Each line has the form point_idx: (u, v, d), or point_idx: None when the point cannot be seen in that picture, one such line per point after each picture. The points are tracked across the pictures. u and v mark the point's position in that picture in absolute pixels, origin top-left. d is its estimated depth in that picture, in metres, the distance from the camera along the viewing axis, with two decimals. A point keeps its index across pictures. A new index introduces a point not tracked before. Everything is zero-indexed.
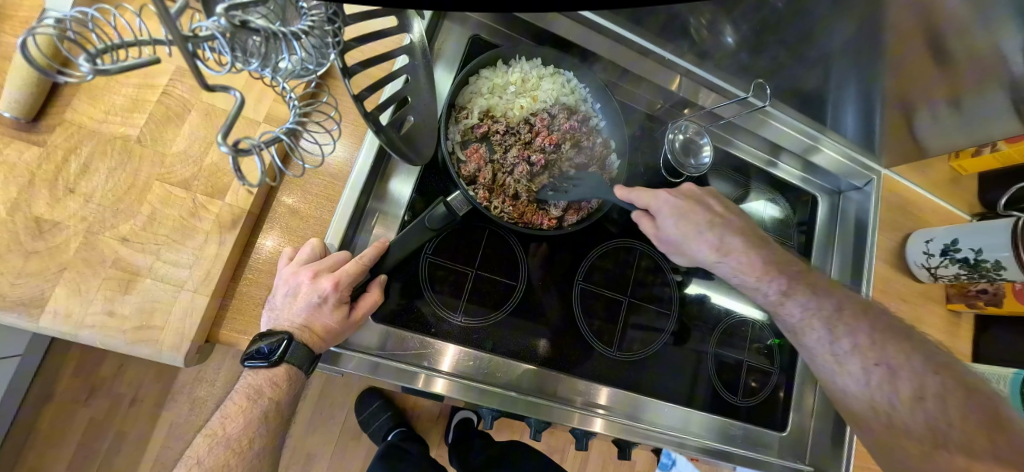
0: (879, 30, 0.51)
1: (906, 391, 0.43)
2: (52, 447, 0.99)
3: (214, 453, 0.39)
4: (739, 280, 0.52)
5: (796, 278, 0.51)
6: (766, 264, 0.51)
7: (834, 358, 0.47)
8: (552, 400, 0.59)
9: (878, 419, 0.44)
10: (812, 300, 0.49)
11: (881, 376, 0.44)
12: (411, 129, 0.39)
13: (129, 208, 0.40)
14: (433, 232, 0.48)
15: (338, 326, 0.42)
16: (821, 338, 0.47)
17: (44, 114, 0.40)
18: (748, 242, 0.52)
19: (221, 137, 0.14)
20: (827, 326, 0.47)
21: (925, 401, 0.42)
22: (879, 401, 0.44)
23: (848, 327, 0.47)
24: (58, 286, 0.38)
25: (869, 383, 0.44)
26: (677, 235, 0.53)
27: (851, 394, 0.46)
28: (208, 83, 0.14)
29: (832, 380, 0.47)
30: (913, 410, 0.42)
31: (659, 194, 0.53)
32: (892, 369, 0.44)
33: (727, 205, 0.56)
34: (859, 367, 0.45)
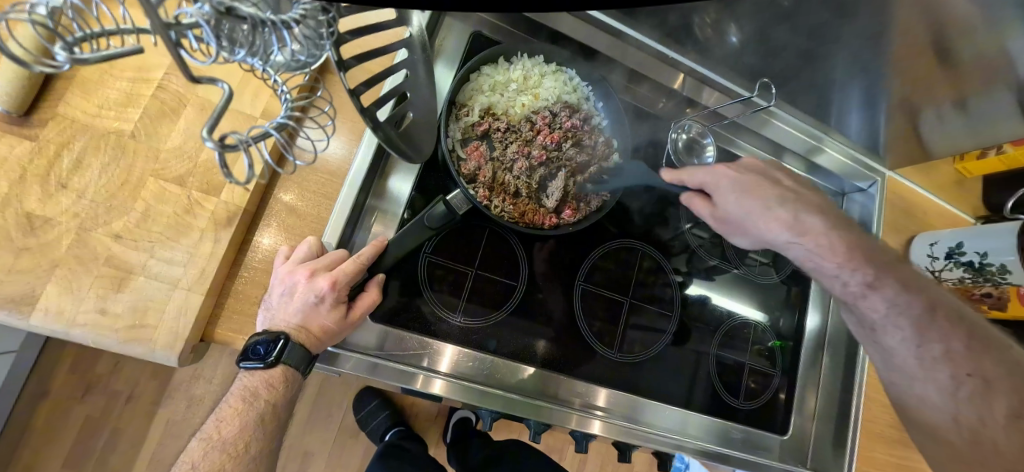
0: (888, 30, 0.50)
1: (1004, 410, 0.38)
2: (48, 444, 0.99)
3: (209, 458, 0.38)
4: (815, 265, 0.48)
5: (881, 265, 0.46)
6: (849, 248, 0.46)
7: (918, 361, 0.43)
8: (551, 401, 0.58)
9: (962, 435, 0.40)
10: (899, 292, 0.45)
11: (973, 388, 0.40)
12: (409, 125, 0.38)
13: (122, 204, 0.40)
14: (432, 231, 0.47)
15: (336, 326, 0.42)
16: (905, 339, 0.44)
17: (36, 108, 0.39)
18: (829, 221, 0.48)
19: (207, 131, 0.13)
20: (914, 324, 0.43)
21: (1021, 421, 0.38)
22: (966, 416, 0.40)
23: (936, 324, 0.43)
24: (49, 283, 0.37)
25: (959, 395, 0.41)
26: (740, 213, 0.50)
27: (932, 405, 0.42)
28: (193, 74, 0.13)
29: (912, 384, 0.44)
30: (1009, 431, 0.38)
31: (715, 170, 0.52)
32: (987, 382, 0.40)
33: (799, 183, 0.53)
34: (947, 376, 0.41)
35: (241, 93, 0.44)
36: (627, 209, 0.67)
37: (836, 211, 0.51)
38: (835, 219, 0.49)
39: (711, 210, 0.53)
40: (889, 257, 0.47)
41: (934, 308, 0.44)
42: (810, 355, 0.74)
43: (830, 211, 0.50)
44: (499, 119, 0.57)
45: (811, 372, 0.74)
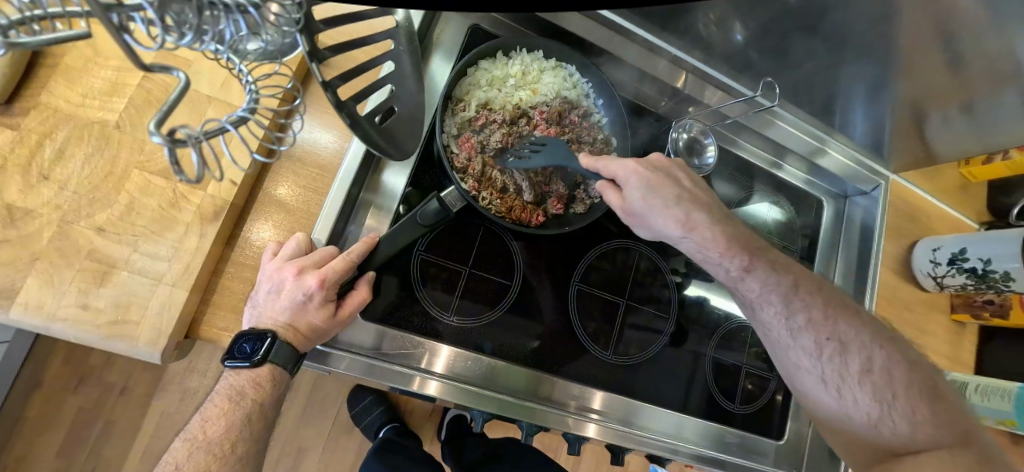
0: (894, 32, 0.49)
1: (857, 366, 0.43)
2: (40, 434, 0.98)
3: (194, 459, 0.37)
4: (701, 256, 0.46)
5: (755, 253, 0.46)
6: (729, 238, 0.45)
7: (789, 333, 0.45)
8: (546, 404, 0.58)
9: (829, 392, 0.45)
10: (772, 277, 0.45)
11: (833, 350, 0.44)
12: (395, 122, 0.36)
13: (106, 197, 0.39)
14: (425, 229, 0.46)
15: (324, 325, 0.41)
16: (777, 313, 0.45)
17: (18, 97, 0.38)
18: (713, 215, 0.46)
19: (154, 126, 0.12)
20: (786, 303, 0.45)
21: (872, 374, 0.43)
22: (831, 376, 0.44)
23: (805, 300, 0.45)
24: (30, 276, 0.36)
25: (824, 358, 0.44)
26: (642, 208, 0.46)
27: (804, 370, 0.46)
28: (141, 61, 0.12)
29: (787, 353, 0.46)
30: (862, 383, 0.43)
31: (626, 163, 0.46)
32: (843, 344, 0.44)
33: (695, 180, 0.49)
34: (811, 342, 0.44)
35: (226, 85, 0.43)
36: None
37: (721, 205, 0.49)
38: (713, 213, 0.46)
39: (619, 200, 0.48)
40: (761, 245, 0.47)
41: (797, 282, 0.46)
42: None
43: (711, 206, 0.47)
44: (495, 113, 0.56)
45: None
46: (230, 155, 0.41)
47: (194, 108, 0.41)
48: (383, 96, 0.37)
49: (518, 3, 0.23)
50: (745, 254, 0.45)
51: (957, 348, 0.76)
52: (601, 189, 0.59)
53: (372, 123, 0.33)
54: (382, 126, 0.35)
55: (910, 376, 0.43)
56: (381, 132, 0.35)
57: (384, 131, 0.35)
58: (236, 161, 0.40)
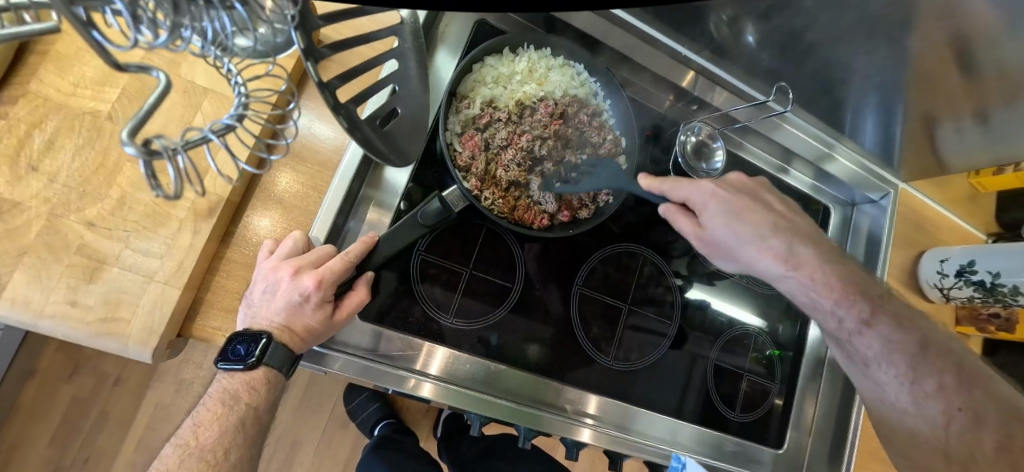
0: (909, 40, 0.48)
1: (992, 441, 0.38)
2: (34, 423, 0.98)
3: (185, 465, 0.36)
4: (809, 300, 0.47)
5: (875, 300, 0.46)
6: (841, 280, 0.46)
7: (908, 395, 0.43)
8: (541, 408, 0.57)
9: (953, 468, 0.39)
10: (896, 330, 0.45)
11: (961, 423, 0.40)
12: (397, 121, 0.35)
13: (96, 190, 0.38)
14: (425, 229, 0.45)
15: (320, 327, 0.40)
16: (895, 371, 0.43)
17: (7, 84, 0.37)
18: (822, 256, 0.48)
19: (128, 134, 0.10)
20: (909, 360, 0.43)
21: (1010, 452, 0.38)
22: (956, 450, 0.39)
23: (932, 361, 0.43)
24: (17, 271, 0.35)
25: (950, 428, 0.40)
26: (728, 237, 0.49)
27: (921, 438, 0.42)
28: (115, 61, 0.11)
29: (898, 417, 0.43)
30: (1000, 462, 0.37)
31: (702, 187, 0.50)
32: (977, 416, 0.40)
33: (787, 207, 0.52)
34: (939, 410, 0.41)
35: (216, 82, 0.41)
36: (631, 212, 0.65)
37: (829, 246, 0.50)
38: (822, 250, 0.48)
39: (697, 228, 0.51)
40: (879, 289, 0.48)
41: (925, 345, 0.44)
42: (810, 368, 0.73)
43: (820, 245, 0.49)
44: (500, 111, 0.54)
45: (810, 386, 0.72)
46: (215, 168, 0.39)
47: (190, 102, 0.40)
48: (387, 95, 0.36)
49: (518, 2, 0.22)
50: (861, 297, 0.46)
51: None
52: (608, 194, 0.57)
53: (371, 127, 0.30)
54: (382, 129, 0.32)
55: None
56: (380, 133, 0.32)
57: (386, 134, 0.33)
58: (222, 172, 0.39)
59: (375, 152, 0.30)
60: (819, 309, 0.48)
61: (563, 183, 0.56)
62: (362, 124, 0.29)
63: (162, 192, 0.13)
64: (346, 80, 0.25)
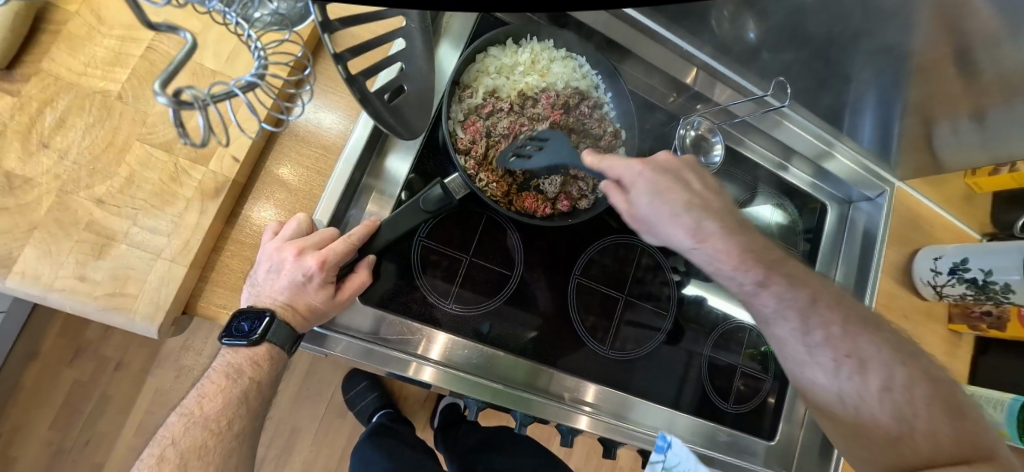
0: (909, 39, 0.48)
1: (876, 383, 0.40)
2: (35, 405, 0.99)
3: (191, 435, 0.37)
4: (713, 268, 0.45)
5: (772, 264, 0.44)
6: (742, 250, 0.43)
7: (806, 348, 0.43)
8: (539, 395, 0.57)
9: (846, 409, 0.42)
10: (788, 291, 0.43)
11: (851, 368, 0.41)
12: (403, 99, 0.35)
13: (106, 168, 0.38)
14: (427, 215, 0.45)
15: (323, 306, 0.41)
16: (794, 330, 0.43)
17: (19, 63, 0.38)
18: (725, 224, 0.44)
19: (160, 83, 0.11)
20: (803, 316, 0.43)
21: (892, 392, 0.40)
22: (849, 395, 0.41)
23: (823, 313, 0.43)
24: (27, 246, 0.36)
25: (840, 375, 0.41)
26: (649, 212, 0.44)
27: (819, 386, 0.43)
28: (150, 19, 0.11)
29: (801, 369, 0.44)
30: (881, 400, 0.40)
31: (632, 165, 0.44)
32: (863, 360, 0.41)
33: (705, 180, 0.47)
34: (830, 359, 0.42)
35: (229, 61, 0.42)
36: None
37: (732, 209, 0.47)
38: (718, 215, 0.44)
39: (626, 204, 0.46)
40: (779, 253, 0.46)
41: (815, 298, 0.43)
42: None
43: (719, 211, 0.45)
44: (502, 101, 0.55)
45: None
46: (236, 122, 0.41)
47: (199, 83, 0.41)
48: (393, 74, 0.36)
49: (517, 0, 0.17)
50: (759, 267, 0.43)
51: (952, 358, 0.77)
52: None
53: (381, 100, 0.32)
54: (390, 103, 0.33)
55: (928, 395, 0.39)
56: (389, 106, 0.33)
57: (393, 109, 0.34)
58: (243, 127, 0.41)
59: (384, 123, 0.32)
60: (729, 279, 0.44)
61: (516, 157, 0.51)
62: (373, 98, 0.30)
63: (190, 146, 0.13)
64: (359, 54, 0.25)
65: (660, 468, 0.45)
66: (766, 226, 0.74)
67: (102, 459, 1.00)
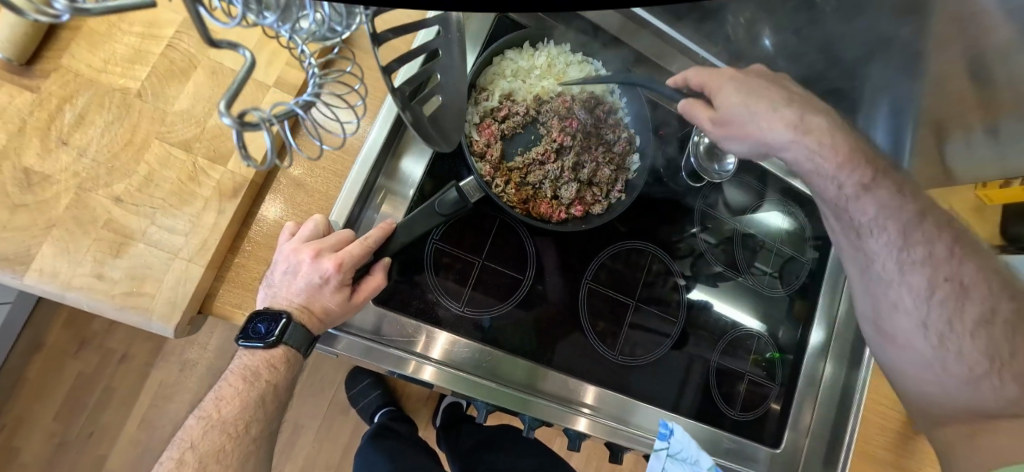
0: (925, 53, 0.48)
1: (972, 316, 0.40)
2: (40, 396, 0.99)
3: (209, 437, 0.38)
4: (811, 166, 0.44)
5: (881, 169, 0.44)
6: (849, 149, 0.43)
7: (899, 266, 0.43)
8: (540, 395, 0.57)
9: (930, 340, 0.42)
10: (895, 199, 0.43)
11: (947, 293, 0.41)
12: (438, 110, 0.33)
13: (124, 166, 0.38)
14: (442, 219, 0.44)
15: (338, 309, 0.40)
16: (890, 243, 0.43)
17: (38, 59, 0.38)
18: (831, 123, 0.44)
19: (226, 107, 0.12)
20: (905, 230, 0.42)
21: (983, 324, 0.40)
22: (935, 321, 0.42)
23: (929, 231, 0.43)
24: (46, 243, 0.36)
25: (932, 300, 0.42)
26: (740, 109, 0.43)
27: (902, 310, 0.44)
28: (212, 36, 0.11)
29: (886, 290, 0.45)
30: (975, 335, 0.40)
31: (720, 72, 0.45)
32: (962, 286, 0.41)
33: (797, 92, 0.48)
34: (924, 281, 0.42)
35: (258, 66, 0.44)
36: (640, 209, 0.66)
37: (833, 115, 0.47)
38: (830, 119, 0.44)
39: (707, 113, 0.45)
40: (883, 162, 0.45)
41: (922, 213, 0.43)
42: (809, 371, 0.73)
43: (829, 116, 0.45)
44: (518, 105, 0.55)
45: (809, 389, 0.73)
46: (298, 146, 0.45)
47: (218, 83, 0.42)
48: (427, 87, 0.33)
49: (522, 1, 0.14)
50: (865, 166, 0.43)
51: None
52: (620, 191, 0.58)
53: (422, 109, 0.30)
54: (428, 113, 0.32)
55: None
56: (427, 117, 0.32)
57: (430, 119, 0.32)
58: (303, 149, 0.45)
59: (424, 135, 0.31)
60: (826, 179, 0.44)
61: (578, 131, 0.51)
62: (413, 104, 0.29)
63: (249, 160, 0.15)
64: (404, 63, 0.25)
65: (665, 455, 0.51)
66: (774, 233, 0.74)
67: (105, 452, 1.00)
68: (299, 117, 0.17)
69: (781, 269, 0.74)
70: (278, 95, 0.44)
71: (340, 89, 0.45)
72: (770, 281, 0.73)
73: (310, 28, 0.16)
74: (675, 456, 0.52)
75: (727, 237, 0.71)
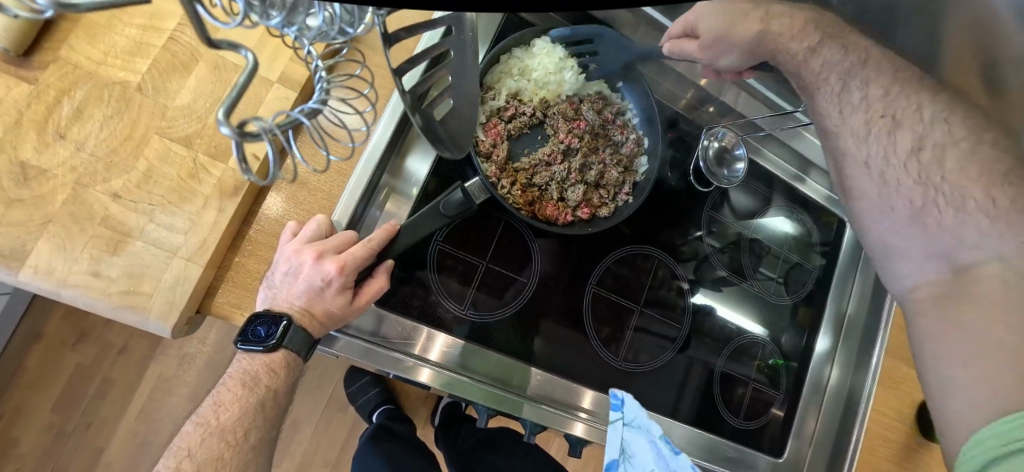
0: None
1: (906, 143, 0.35)
2: (37, 387, 0.98)
3: (206, 445, 0.37)
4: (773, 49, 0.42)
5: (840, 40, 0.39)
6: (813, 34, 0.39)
7: (840, 111, 0.39)
8: (539, 401, 0.57)
9: (871, 178, 0.37)
10: (839, 54, 0.39)
11: (883, 127, 0.37)
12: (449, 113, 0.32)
13: (124, 162, 0.38)
14: (446, 220, 0.43)
15: (340, 311, 0.40)
16: (831, 91, 0.40)
17: (36, 50, 0.37)
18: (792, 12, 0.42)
19: (223, 116, 0.12)
20: (844, 78, 0.39)
21: (922, 154, 0.34)
22: (875, 157, 0.37)
23: (871, 76, 0.38)
24: (42, 239, 0.35)
25: (870, 135, 0.37)
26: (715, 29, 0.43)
27: (849, 156, 0.39)
28: (208, 36, 0.10)
29: (835, 140, 0.40)
30: (906, 164, 0.35)
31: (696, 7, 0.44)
32: (897, 119, 0.36)
33: None
34: (861, 122, 0.38)
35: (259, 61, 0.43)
36: (644, 211, 0.65)
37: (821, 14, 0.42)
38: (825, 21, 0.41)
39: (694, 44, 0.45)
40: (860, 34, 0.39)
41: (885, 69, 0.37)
42: (813, 380, 0.73)
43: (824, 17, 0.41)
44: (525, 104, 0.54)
45: (813, 398, 0.72)
46: (306, 159, 0.44)
47: (220, 78, 0.41)
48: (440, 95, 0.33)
49: None
50: (813, 27, 0.40)
51: None
52: (627, 194, 0.58)
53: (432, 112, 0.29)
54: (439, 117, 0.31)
55: (988, 164, 0.32)
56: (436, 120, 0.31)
57: (441, 123, 0.31)
58: (310, 163, 0.44)
59: (432, 139, 0.29)
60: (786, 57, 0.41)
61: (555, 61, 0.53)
62: (423, 107, 0.28)
63: (248, 171, 0.14)
64: (414, 65, 0.24)
65: (620, 424, 0.44)
66: (781, 238, 0.73)
67: (102, 445, 1.00)
68: (302, 124, 0.16)
69: (786, 275, 0.73)
70: (283, 92, 0.43)
71: (347, 94, 0.44)
72: (776, 288, 0.72)
73: (316, 28, 0.15)
74: (630, 426, 0.45)
75: (732, 242, 0.70)
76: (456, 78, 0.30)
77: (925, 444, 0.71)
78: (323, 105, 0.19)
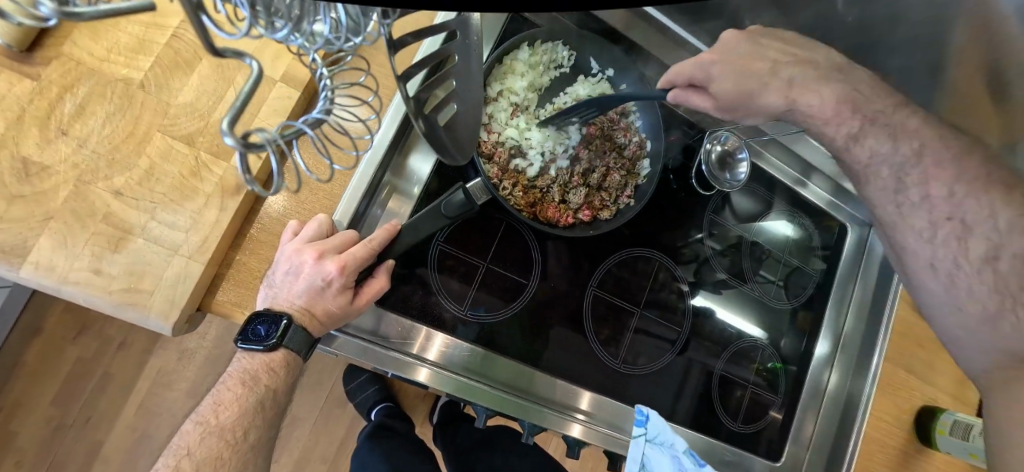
0: (944, 76, 0.47)
1: (979, 251, 0.36)
2: (38, 380, 0.99)
3: (206, 443, 0.37)
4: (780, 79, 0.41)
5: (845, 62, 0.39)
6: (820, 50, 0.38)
7: (899, 209, 0.40)
8: (539, 403, 0.57)
9: (937, 278, 0.38)
10: (886, 145, 0.40)
11: (952, 231, 0.37)
12: (450, 117, 0.32)
13: (126, 159, 0.38)
14: (447, 221, 0.42)
15: (340, 311, 0.40)
16: (886, 187, 0.41)
17: (39, 46, 0.37)
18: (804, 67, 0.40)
19: (227, 125, 0.12)
20: (898, 174, 0.40)
21: (997, 263, 0.35)
22: (942, 261, 0.37)
23: (930, 171, 0.38)
24: (43, 236, 0.35)
25: (935, 239, 0.38)
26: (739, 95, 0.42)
27: (909, 251, 0.40)
28: (215, 46, 0.10)
29: (893, 233, 0.41)
30: (979, 273, 0.36)
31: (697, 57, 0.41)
32: (968, 224, 0.36)
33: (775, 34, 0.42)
34: (926, 221, 0.38)
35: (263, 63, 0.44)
36: (645, 214, 0.64)
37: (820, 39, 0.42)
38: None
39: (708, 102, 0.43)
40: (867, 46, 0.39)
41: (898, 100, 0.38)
42: (812, 385, 0.73)
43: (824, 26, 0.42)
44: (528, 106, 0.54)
45: (811, 402, 0.72)
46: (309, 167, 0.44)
47: (223, 76, 0.41)
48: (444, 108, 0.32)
49: None
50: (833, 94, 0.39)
51: (964, 391, 0.74)
52: (629, 196, 0.57)
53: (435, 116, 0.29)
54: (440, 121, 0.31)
55: None
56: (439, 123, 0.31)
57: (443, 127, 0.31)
58: (314, 170, 0.44)
59: (436, 145, 0.30)
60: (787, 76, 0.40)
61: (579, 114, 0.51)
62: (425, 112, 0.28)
63: (251, 181, 0.14)
64: (418, 69, 0.24)
65: (645, 442, 0.52)
66: (782, 242, 0.73)
67: (101, 438, 1.00)
68: (305, 132, 0.16)
69: (787, 279, 0.73)
70: (286, 91, 0.43)
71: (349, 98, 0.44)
72: (776, 292, 0.72)
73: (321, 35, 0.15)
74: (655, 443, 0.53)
75: (733, 245, 0.70)
76: (462, 84, 0.30)
77: (922, 450, 0.71)
78: (325, 114, 0.19)
